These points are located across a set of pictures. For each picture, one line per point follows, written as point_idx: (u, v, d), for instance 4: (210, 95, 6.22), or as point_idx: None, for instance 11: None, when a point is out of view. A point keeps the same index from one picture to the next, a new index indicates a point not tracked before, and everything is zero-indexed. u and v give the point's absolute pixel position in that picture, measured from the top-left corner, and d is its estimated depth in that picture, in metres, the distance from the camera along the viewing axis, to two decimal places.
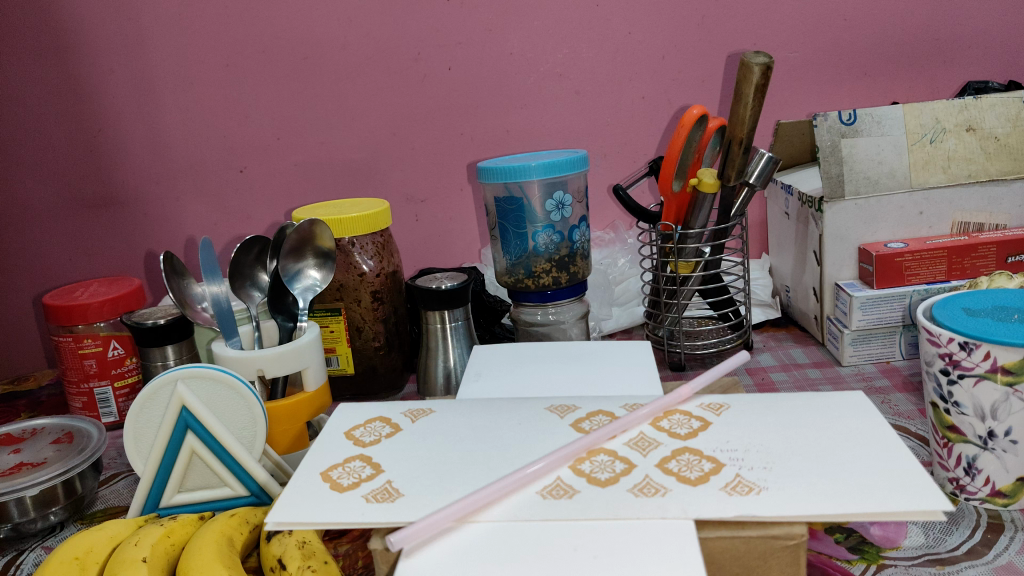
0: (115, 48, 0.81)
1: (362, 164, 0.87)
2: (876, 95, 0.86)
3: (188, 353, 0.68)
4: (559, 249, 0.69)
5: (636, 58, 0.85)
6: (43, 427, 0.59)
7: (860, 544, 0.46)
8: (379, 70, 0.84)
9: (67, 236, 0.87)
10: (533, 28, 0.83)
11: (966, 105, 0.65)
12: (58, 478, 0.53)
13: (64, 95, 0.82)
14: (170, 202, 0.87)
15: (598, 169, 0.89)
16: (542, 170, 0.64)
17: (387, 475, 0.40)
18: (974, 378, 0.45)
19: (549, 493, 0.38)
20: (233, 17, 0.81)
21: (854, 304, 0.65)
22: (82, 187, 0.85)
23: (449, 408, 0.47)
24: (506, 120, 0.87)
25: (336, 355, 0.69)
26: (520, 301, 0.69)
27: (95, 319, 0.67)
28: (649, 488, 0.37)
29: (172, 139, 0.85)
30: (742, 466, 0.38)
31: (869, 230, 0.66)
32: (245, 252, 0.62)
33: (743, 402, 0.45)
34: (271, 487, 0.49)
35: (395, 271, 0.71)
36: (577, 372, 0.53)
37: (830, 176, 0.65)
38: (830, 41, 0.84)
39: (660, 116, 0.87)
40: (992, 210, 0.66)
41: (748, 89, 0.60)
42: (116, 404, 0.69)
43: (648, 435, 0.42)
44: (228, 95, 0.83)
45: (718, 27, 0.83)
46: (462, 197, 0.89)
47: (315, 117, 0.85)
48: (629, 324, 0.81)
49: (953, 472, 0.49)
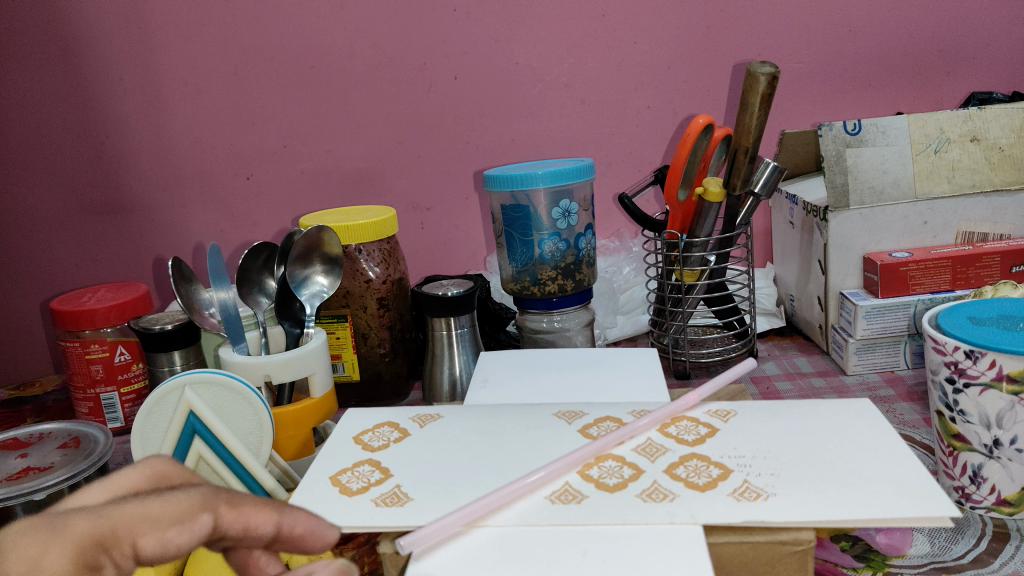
0: (123, 55, 0.82)
1: (368, 172, 0.88)
2: (881, 106, 0.87)
3: (195, 358, 0.68)
4: (565, 257, 0.69)
5: (641, 68, 0.85)
6: (49, 432, 0.59)
7: (866, 552, 0.46)
8: (386, 78, 0.84)
9: (76, 242, 0.88)
10: (540, 38, 0.84)
11: (971, 115, 0.66)
12: (64, 482, 0.52)
13: (73, 102, 0.83)
14: (178, 210, 0.88)
15: (603, 177, 0.89)
16: (548, 178, 0.64)
17: (396, 479, 0.41)
18: (979, 387, 0.45)
19: (558, 498, 0.38)
20: (241, 26, 0.82)
21: (859, 313, 0.65)
22: (89, 193, 0.86)
23: (457, 413, 0.48)
24: (512, 129, 0.87)
25: (342, 362, 0.69)
26: (526, 308, 0.69)
27: (102, 324, 0.68)
28: (658, 494, 0.38)
29: (180, 145, 0.85)
30: (750, 472, 0.39)
31: (874, 239, 0.67)
32: (252, 257, 0.63)
33: (750, 408, 0.46)
34: (279, 493, 0.48)
35: (401, 278, 0.71)
36: (584, 378, 0.54)
37: (835, 186, 0.65)
38: (834, 51, 0.84)
39: (665, 126, 0.87)
40: (996, 221, 0.66)
41: (754, 98, 0.60)
42: (122, 409, 0.69)
43: (656, 441, 0.43)
44: (236, 102, 0.84)
45: (723, 38, 0.84)
46: (468, 205, 0.90)
47: (322, 125, 0.86)
48: (634, 332, 0.81)
49: (959, 481, 0.48)
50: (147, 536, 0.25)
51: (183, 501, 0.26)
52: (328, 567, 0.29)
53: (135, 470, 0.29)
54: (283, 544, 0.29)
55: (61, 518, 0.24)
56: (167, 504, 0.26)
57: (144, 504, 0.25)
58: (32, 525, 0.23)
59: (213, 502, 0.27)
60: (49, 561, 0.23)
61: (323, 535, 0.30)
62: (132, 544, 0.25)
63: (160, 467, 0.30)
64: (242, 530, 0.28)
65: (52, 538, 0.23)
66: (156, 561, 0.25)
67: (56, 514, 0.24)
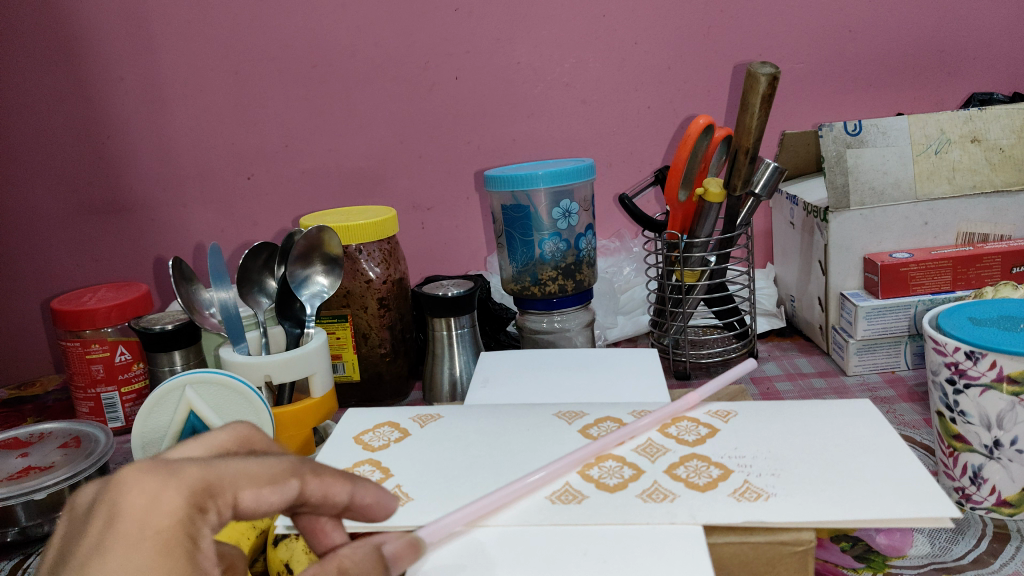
0: (125, 55, 0.82)
1: (368, 172, 0.88)
2: (881, 106, 0.87)
3: (196, 358, 0.68)
4: (566, 257, 0.69)
5: (642, 68, 0.85)
6: (50, 431, 0.59)
7: (866, 553, 0.46)
8: (387, 79, 0.84)
9: (77, 242, 0.88)
10: (541, 38, 0.84)
11: (971, 116, 0.66)
12: (65, 482, 0.52)
13: (74, 102, 0.83)
14: (178, 210, 0.88)
15: (604, 177, 0.89)
16: (548, 178, 0.64)
17: (396, 479, 0.41)
18: (979, 388, 0.45)
19: (558, 498, 0.38)
20: (242, 26, 0.82)
21: (860, 313, 0.65)
22: (90, 193, 0.86)
23: (458, 413, 0.48)
24: (513, 129, 0.87)
25: (342, 362, 0.69)
26: (526, 308, 0.70)
27: (102, 324, 0.68)
28: (658, 494, 0.38)
29: (181, 145, 0.85)
30: (750, 472, 0.39)
31: (875, 239, 0.67)
32: (253, 257, 0.63)
33: (750, 409, 0.46)
34: None
35: (402, 278, 0.71)
36: (585, 379, 0.54)
37: (835, 186, 0.65)
38: (835, 52, 0.84)
39: (666, 127, 0.87)
40: (997, 221, 0.66)
41: (755, 99, 0.60)
42: (122, 409, 0.69)
43: (656, 441, 0.43)
44: (236, 102, 0.84)
45: (724, 38, 0.84)
46: (469, 205, 0.90)
47: (323, 125, 0.86)
48: (634, 332, 0.81)
49: (959, 481, 0.48)
50: (248, 491, 0.25)
51: (278, 464, 0.27)
52: (399, 540, 0.30)
53: (225, 432, 0.30)
54: (351, 514, 0.30)
55: (174, 466, 0.25)
56: (266, 464, 0.27)
57: (246, 461, 0.26)
58: (152, 465, 0.24)
59: (302, 469, 0.28)
60: (164, 503, 0.24)
61: (388, 507, 0.30)
62: (234, 497, 0.25)
63: (246, 431, 0.30)
64: (322, 499, 0.28)
65: (167, 481, 0.24)
66: (251, 516, 0.26)
67: (170, 462, 0.25)
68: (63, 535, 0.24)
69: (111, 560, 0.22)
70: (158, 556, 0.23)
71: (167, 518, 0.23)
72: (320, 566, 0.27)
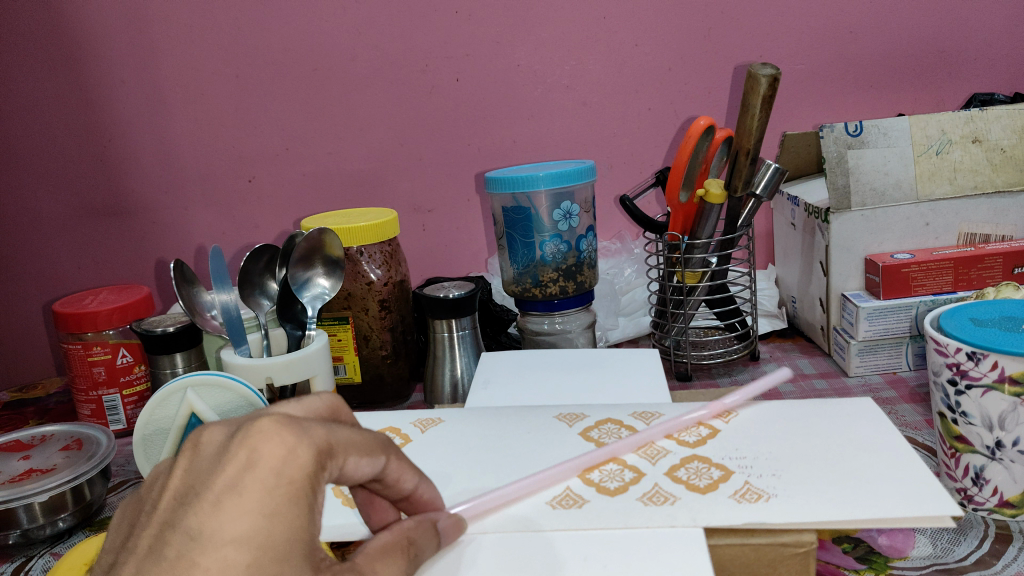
0: (126, 58, 0.82)
1: (369, 174, 0.88)
2: (882, 107, 0.87)
3: (197, 361, 0.68)
4: (567, 258, 0.69)
5: (642, 70, 0.85)
6: (52, 434, 0.59)
7: (867, 555, 0.46)
8: (387, 81, 0.85)
9: (78, 245, 0.88)
10: (541, 40, 0.84)
11: (972, 116, 0.66)
12: (66, 485, 0.52)
13: (75, 105, 0.83)
14: (179, 212, 0.88)
15: (604, 178, 0.89)
16: (549, 180, 0.64)
17: None
18: (981, 389, 0.45)
19: (559, 502, 0.38)
20: (242, 29, 0.82)
21: (860, 314, 0.65)
22: (91, 196, 0.86)
23: (458, 416, 0.48)
24: (513, 131, 0.87)
25: (343, 364, 0.68)
26: (527, 310, 0.70)
27: (104, 326, 0.68)
28: (659, 497, 0.38)
29: (182, 148, 0.86)
30: (751, 473, 0.39)
31: (875, 240, 0.67)
32: (255, 260, 0.63)
33: (750, 410, 0.46)
34: None
35: (403, 280, 0.71)
36: (585, 380, 0.54)
37: (836, 187, 0.65)
38: (836, 53, 0.84)
39: (666, 128, 0.87)
40: (999, 222, 0.66)
41: (755, 100, 0.59)
42: (124, 411, 0.69)
43: (657, 443, 0.43)
44: (237, 105, 0.84)
45: (724, 40, 0.84)
46: (469, 207, 0.90)
47: (324, 127, 0.86)
48: (635, 334, 0.81)
49: (961, 483, 0.48)
50: (354, 460, 0.27)
51: (375, 438, 0.29)
52: (450, 517, 0.34)
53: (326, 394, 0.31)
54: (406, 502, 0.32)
55: (304, 424, 0.26)
56: (369, 437, 0.28)
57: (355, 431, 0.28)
58: (285, 421, 0.26)
59: (390, 449, 0.30)
60: (297, 457, 0.25)
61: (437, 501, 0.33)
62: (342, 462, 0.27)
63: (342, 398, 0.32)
64: (394, 482, 0.30)
65: (301, 437, 0.25)
66: (350, 480, 0.28)
67: (299, 419, 0.26)
68: (185, 470, 0.26)
69: (248, 503, 0.24)
70: (289, 505, 0.24)
71: (299, 471, 0.25)
72: (392, 533, 0.29)
